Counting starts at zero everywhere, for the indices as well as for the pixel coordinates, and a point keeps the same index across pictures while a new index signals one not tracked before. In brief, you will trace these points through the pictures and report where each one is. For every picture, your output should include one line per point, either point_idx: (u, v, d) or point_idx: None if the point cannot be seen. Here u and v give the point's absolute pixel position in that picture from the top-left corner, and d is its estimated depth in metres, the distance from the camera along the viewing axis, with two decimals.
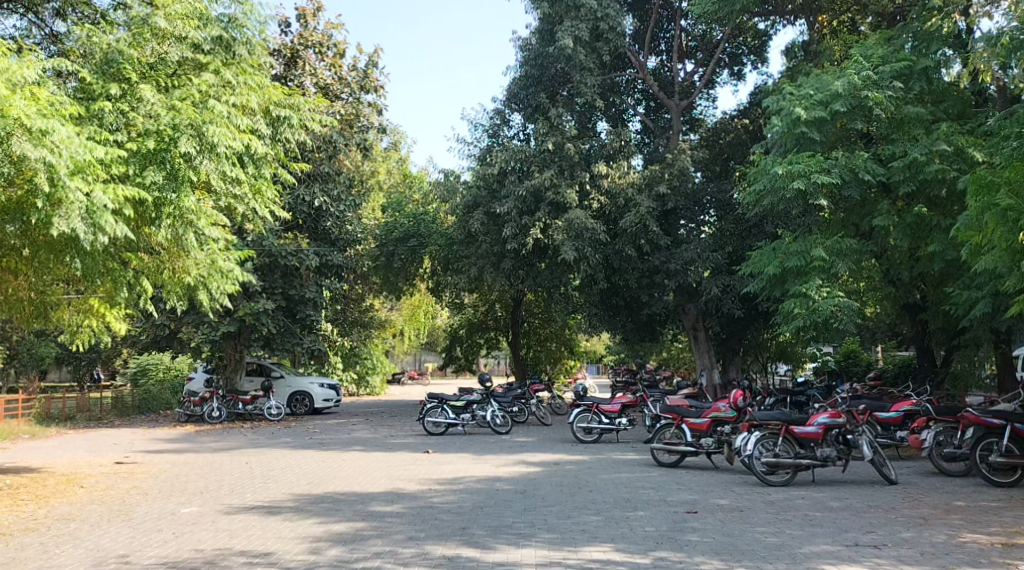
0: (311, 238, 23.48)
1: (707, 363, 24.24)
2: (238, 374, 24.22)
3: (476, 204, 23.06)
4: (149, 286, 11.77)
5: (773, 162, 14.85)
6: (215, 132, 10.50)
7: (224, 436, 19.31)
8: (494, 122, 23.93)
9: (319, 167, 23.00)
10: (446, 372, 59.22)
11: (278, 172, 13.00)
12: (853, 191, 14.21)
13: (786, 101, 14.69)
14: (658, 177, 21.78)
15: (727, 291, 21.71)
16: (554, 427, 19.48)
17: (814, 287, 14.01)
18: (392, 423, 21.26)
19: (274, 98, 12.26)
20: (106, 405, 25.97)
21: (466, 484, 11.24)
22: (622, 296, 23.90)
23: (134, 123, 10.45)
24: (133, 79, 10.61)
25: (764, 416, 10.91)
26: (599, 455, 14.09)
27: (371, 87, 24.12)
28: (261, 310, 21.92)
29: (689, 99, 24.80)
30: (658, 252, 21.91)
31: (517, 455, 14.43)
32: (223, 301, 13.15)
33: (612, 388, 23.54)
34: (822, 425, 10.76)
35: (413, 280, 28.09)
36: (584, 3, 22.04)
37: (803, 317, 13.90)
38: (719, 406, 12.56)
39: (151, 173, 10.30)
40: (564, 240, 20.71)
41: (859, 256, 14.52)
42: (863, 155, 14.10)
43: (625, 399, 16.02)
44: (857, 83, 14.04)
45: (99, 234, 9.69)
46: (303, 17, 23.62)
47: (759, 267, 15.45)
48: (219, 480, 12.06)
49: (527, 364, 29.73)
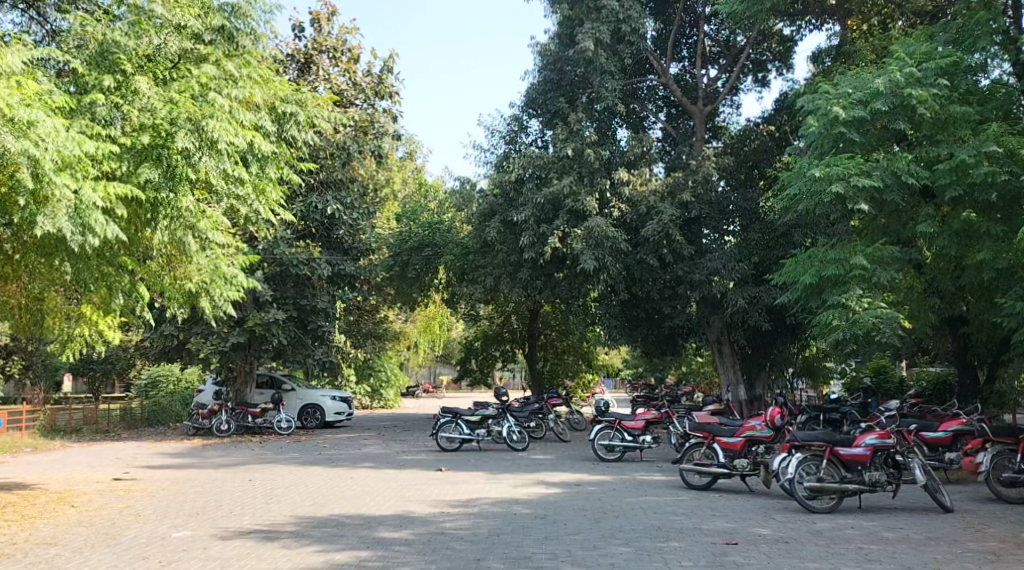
0: (324, 247, 22.84)
1: (732, 379, 23.12)
2: (248, 387, 23.51)
3: (493, 212, 22.37)
4: (147, 293, 11.06)
5: (809, 164, 14.11)
6: (216, 127, 9.76)
7: (231, 450, 18.58)
8: (512, 129, 23.18)
9: (333, 173, 22.43)
10: (462, 386, 58.42)
11: (285, 173, 12.22)
12: (895, 195, 13.44)
13: (823, 101, 14.01)
14: (680, 184, 21.07)
15: (753, 302, 20.81)
16: (573, 444, 18.60)
17: (855, 297, 13.22)
18: (404, 439, 20.45)
19: (281, 95, 11.56)
20: (112, 418, 25.27)
21: (482, 507, 10.42)
22: (643, 308, 23.04)
23: (129, 118, 9.74)
24: (128, 69, 9.90)
25: (806, 436, 10.10)
26: (623, 475, 13.24)
27: (386, 93, 23.47)
28: (271, 321, 21.25)
29: (713, 105, 24.01)
30: (681, 262, 21.07)
31: (536, 474, 13.61)
32: (227, 308, 12.45)
33: (633, 404, 22.64)
34: (870, 447, 9.90)
35: (428, 291, 27.39)
36: (605, 4, 21.38)
37: (842, 329, 13.12)
38: (753, 425, 11.75)
39: (146, 171, 9.57)
40: (584, 249, 19.95)
41: (899, 264, 13.67)
42: (906, 157, 13.29)
43: (649, 415, 15.15)
44: (898, 81, 13.30)
45: (88, 235, 8.99)
46: (316, 21, 23.04)
47: (794, 276, 14.64)
48: (218, 501, 11.28)
49: (544, 378, 28.85)
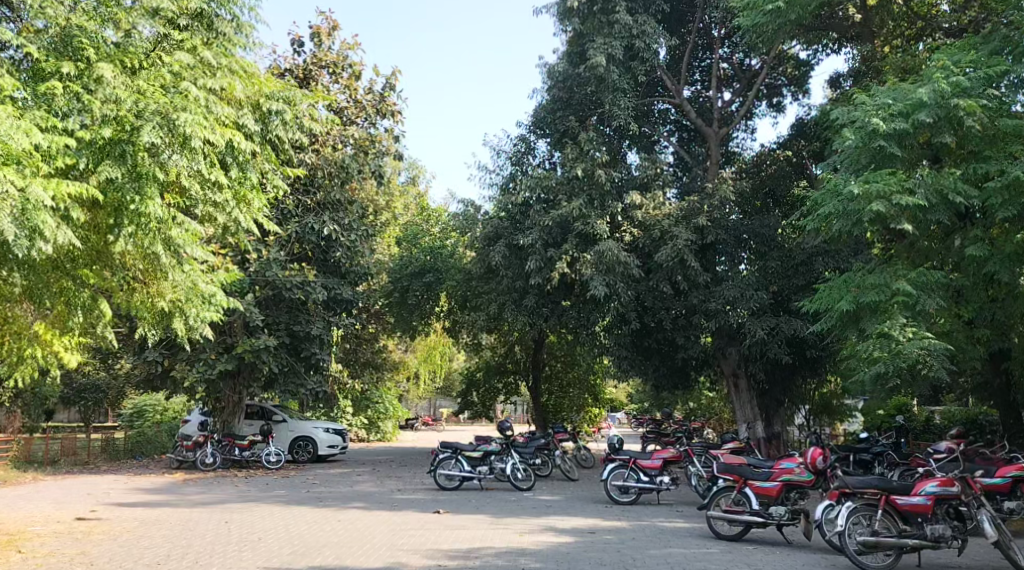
0: (320, 271, 21.63)
1: (749, 415, 21.69)
2: (236, 418, 22.22)
3: (497, 236, 21.18)
4: (111, 310, 9.84)
5: (845, 181, 12.93)
6: (187, 120, 8.55)
7: (213, 485, 17.27)
8: (518, 149, 22.06)
9: (329, 194, 21.29)
10: (462, 420, 57.01)
11: (268, 178, 10.95)
12: (940, 215, 12.28)
13: (860, 111, 12.84)
14: (696, 209, 19.83)
15: (773, 333, 19.49)
16: (581, 483, 17.32)
17: (898, 326, 11.99)
18: (400, 476, 19.10)
19: (264, 91, 10.32)
20: (94, 449, 23.97)
21: (484, 559, 9.16)
22: (656, 339, 21.58)
23: (92, 110, 8.49)
24: (91, 54, 8.67)
25: (859, 482, 8.95)
26: (641, 521, 11.95)
27: (388, 112, 22.38)
28: (262, 347, 19.99)
29: (729, 128, 22.85)
30: (696, 290, 19.79)
31: (544, 518, 12.32)
32: (203, 330, 11.21)
33: (643, 441, 21.33)
34: (932, 496, 8.79)
35: (429, 318, 26.03)
36: (618, 19, 20.24)
37: (884, 362, 11.91)
38: (789, 467, 10.58)
39: (106, 168, 8.36)
40: (593, 275, 18.77)
41: (945, 292, 12.46)
42: (952, 173, 12.12)
43: (667, 454, 13.87)
44: (945, 91, 12.11)
45: (37, 241, 7.82)
46: (316, 35, 22.06)
47: (828, 303, 13.44)
48: (185, 548, 10.04)
49: (548, 412, 27.51)
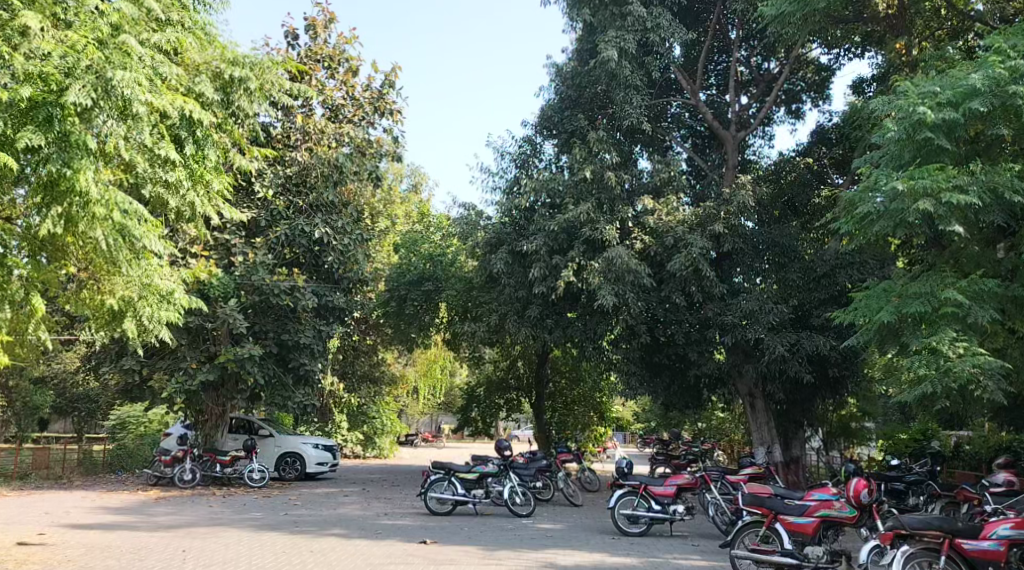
0: (311, 277, 20.24)
1: (765, 438, 20.20)
2: (218, 432, 20.92)
3: (500, 242, 19.85)
4: (44, 305, 8.44)
5: (885, 177, 11.56)
6: (126, 79, 7.32)
7: (187, 505, 15.89)
8: (524, 151, 20.71)
9: (322, 195, 19.88)
10: (464, 436, 55.45)
11: (232, 158, 9.56)
12: (994, 216, 10.95)
13: (903, 99, 11.48)
14: (713, 214, 18.17)
15: (793, 350, 18.02)
16: (585, 509, 15.92)
17: (948, 340, 10.59)
18: (390, 498, 17.66)
19: (227, 57, 9.08)
20: (70, 462, 22.56)
21: None
22: (667, 354, 20.16)
23: (14, 67, 7.27)
24: (16, 3, 7.46)
25: (918, 524, 8.11)
26: (653, 558, 10.50)
27: (386, 110, 21.03)
28: (245, 356, 18.54)
29: (748, 133, 21.46)
30: (711, 302, 18.42)
31: (544, 553, 10.88)
32: (158, 333, 9.82)
33: (653, 464, 19.88)
34: (1005, 541, 8.06)
35: (428, 331, 24.57)
36: (631, 11, 18.92)
37: (931, 381, 10.59)
38: (829, 500, 9.36)
39: (28, 134, 7.05)
40: (602, 284, 17.37)
41: (998, 303, 11.08)
42: (1009, 169, 10.80)
43: (681, 481, 12.58)
44: (999, 76, 10.82)
45: None
46: (311, 28, 20.83)
47: (864, 315, 12.03)
48: None
49: (551, 431, 26.01)
